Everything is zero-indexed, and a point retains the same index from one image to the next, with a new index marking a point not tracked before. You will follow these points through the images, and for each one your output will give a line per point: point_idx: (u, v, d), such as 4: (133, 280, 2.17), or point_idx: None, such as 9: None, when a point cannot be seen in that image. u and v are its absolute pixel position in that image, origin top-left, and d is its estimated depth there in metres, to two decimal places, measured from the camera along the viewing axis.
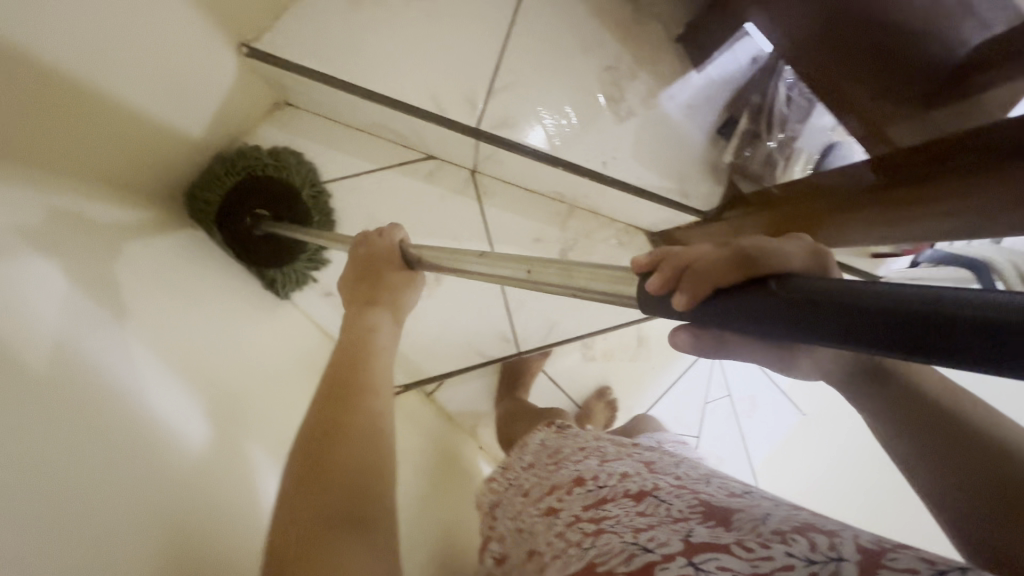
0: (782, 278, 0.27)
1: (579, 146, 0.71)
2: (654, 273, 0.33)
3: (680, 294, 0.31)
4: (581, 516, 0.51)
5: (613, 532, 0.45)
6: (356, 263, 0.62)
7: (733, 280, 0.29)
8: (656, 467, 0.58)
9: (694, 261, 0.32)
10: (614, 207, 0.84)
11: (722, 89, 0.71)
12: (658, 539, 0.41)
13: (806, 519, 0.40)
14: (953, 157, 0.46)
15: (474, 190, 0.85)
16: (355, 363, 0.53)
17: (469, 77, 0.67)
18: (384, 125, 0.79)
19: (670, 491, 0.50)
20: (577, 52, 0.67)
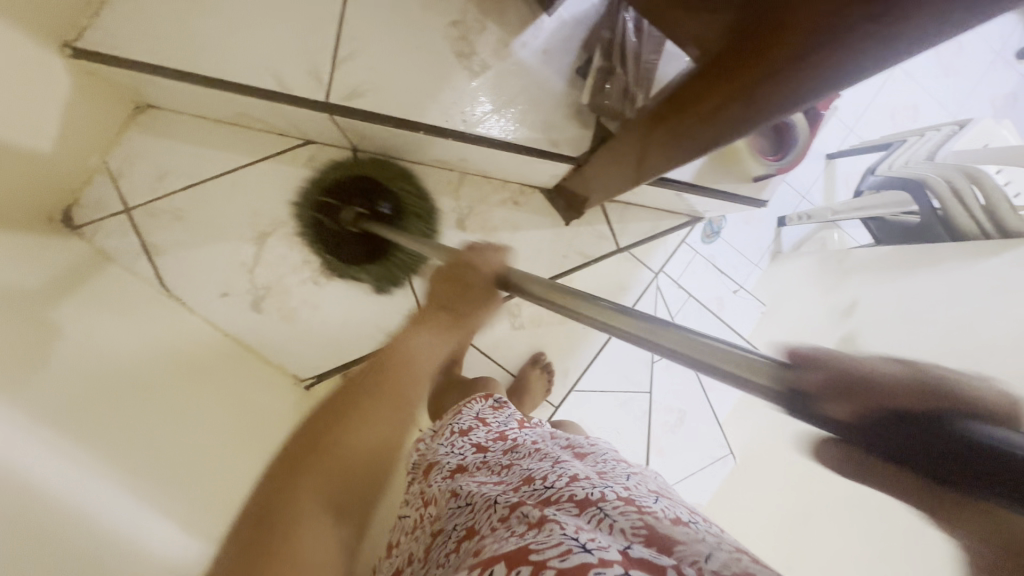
0: (968, 411, 0.20)
1: (436, 107, 0.68)
2: (812, 367, 0.24)
3: (834, 403, 0.23)
4: (526, 504, 0.48)
5: (557, 523, 0.42)
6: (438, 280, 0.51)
7: (898, 386, 0.21)
8: (605, 476, 0.55)
9: (854, 369, 0.22)
10: (501, 170, 0.82)
11: (575, 30, 0.69)
12: (598, 542, 0.39)
13: (742, 564, 0.39)
14: (760, 50, 0.39)
15: (358, 170, 0.84)
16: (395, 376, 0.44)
17: (311, 49, 0.65)
18: (249, 115, 0.77)
19: (617, 505, 0.47)
20: (417, 11, 0.66)
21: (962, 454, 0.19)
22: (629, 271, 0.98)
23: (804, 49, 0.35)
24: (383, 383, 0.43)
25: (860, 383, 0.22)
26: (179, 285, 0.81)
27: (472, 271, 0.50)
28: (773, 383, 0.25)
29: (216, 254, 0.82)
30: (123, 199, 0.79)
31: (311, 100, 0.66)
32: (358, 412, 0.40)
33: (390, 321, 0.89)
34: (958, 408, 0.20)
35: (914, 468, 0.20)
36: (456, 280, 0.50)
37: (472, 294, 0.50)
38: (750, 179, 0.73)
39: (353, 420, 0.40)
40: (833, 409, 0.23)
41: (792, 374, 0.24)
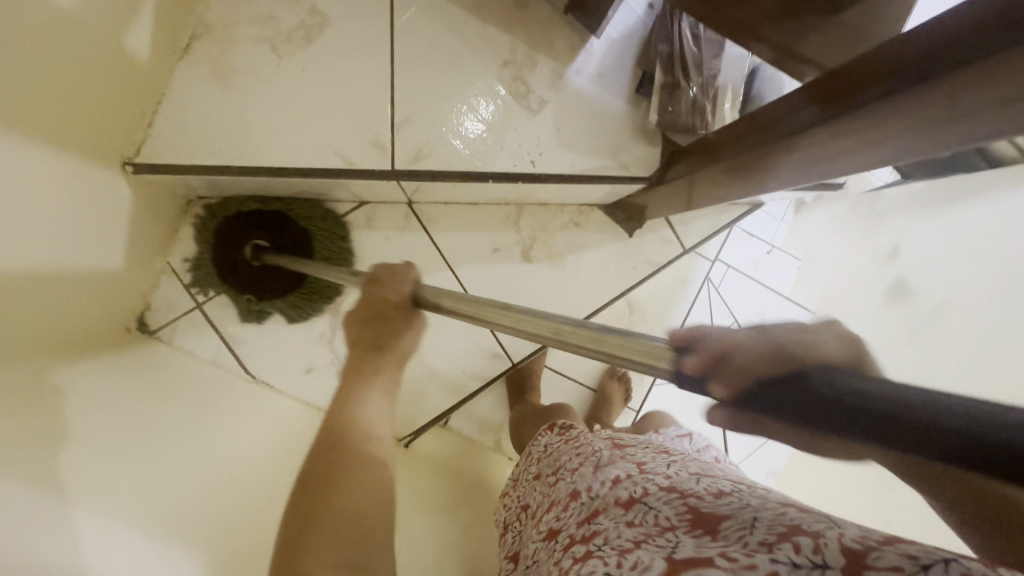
0: (824, 366, 0.23)
1: (503, 152, 0.66)
2: (711, 379, 0.27)
3: (715, 383, 0.26)
4: (575, 536, 0.46)
5: (599, 555, 0.39)
6: (359, 316, 0.49)
7: (767, 367, 0.25)
8: (647, 466, 0.51)
9: (726, 348, 0.27)
10: (560, 196, 0.81)
11: (626, 46, 0.67)
12: (641, 561, 0.36)
13: (794, 518, 0.35)
14: (892, 70, 0.38)
15: (417, 221, 0.83)
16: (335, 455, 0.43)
17: (371, 120, 0.64)
18: (306, 190, 0.76)
19: (660, 495, 0.44)
20: (469, 61, 0.65)
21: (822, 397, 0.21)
22: (689, 264, 0.96)
23: (973, 107, 0.35)
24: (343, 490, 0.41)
25: (728, 366, 0.26)
26: (263, 370, 0.81)
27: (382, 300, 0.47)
28: (667, 367, 0.29)
29: (294, 331, 0.82)
30: (193, 295, 0.78)
31: (379, 170, 0.65)
32: (335, 523, 0.39)
33: None
34: (811, 364, 0.24)
35: (782, 418, 0.23)
36: (372, 308, 0.48)
37: (395, 324, 0.48)
38: None
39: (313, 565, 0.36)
40: (714, 391, 0.26)
41: (680, 357, 0.28)
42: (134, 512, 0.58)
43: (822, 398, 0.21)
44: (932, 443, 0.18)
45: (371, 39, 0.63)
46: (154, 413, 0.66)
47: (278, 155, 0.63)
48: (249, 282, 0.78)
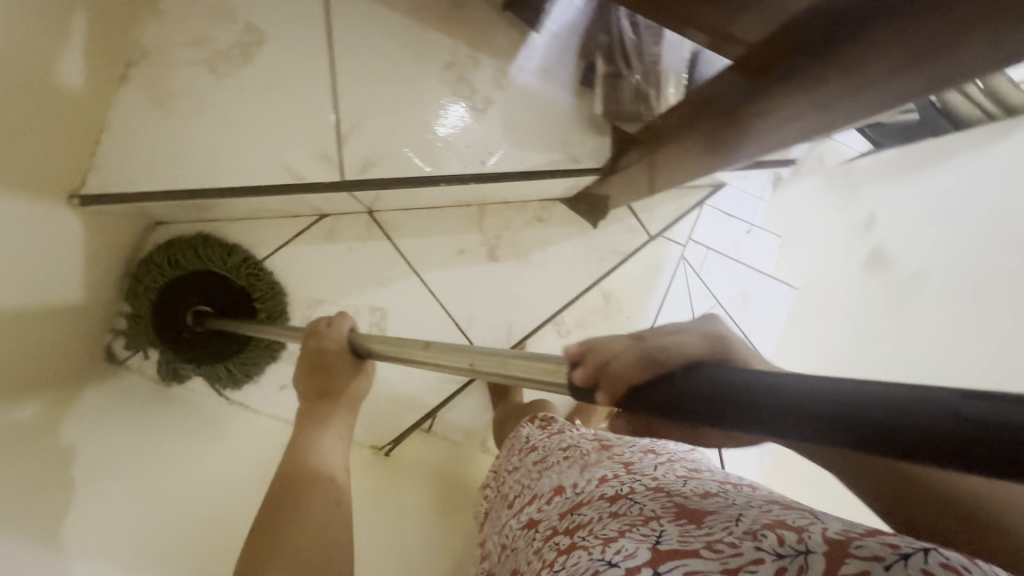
0: (691, 366, 0.27)
1: (454, 156, 0.67)
2: (598, 390, 0.32)
3: (601, 392, 0.32)
4: (558, 527, 0.47)
5: (583, 544, 0.41)
6: (308, 355, 0.59)
7: (641, 377, 0.30)
8: (634, 467, 0.53)
9: (608, 364, 0.32)
10: (520, 193, 0.81)
11: (567, 40, 0.67)
12: (625, 548, 0.38)
13: (778, 513, 0.36)
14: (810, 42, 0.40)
15: (380, 230, 0.83)
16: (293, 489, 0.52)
17: (316, 134, 0.63)
18: (263, 208, 0.75)
19: (647, 493, 0.46)
20: (411, 67, 0.64)
21: (717, 394, 0.24)
22: (660, 251, 0.96)
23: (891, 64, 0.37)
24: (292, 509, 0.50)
25: (605, 377, 0.32)
26: (236, 390, 0.80)
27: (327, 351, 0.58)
28: (565, 382, 0.35)
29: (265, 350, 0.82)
30: None
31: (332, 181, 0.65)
32: (290, 550, 0.47)
33: None
34: (678, 367, 0.28)
35: (672, 418, 0.26)
36: (318, 352, 0.58)
37: (336, 367, 0.58)
38: None
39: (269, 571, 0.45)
40: (599, 398, 0.32)
41: (571, 373, 0.34)
42: (119, 535, 0.62)
43: (691, 399, 0.25)
44: (861, 431, 0.19)
45: (309, 52, 0.62)
46: (120, 440, 0.67)
47: (228, 175, 0.64)
48: (192, 342, 0.77)
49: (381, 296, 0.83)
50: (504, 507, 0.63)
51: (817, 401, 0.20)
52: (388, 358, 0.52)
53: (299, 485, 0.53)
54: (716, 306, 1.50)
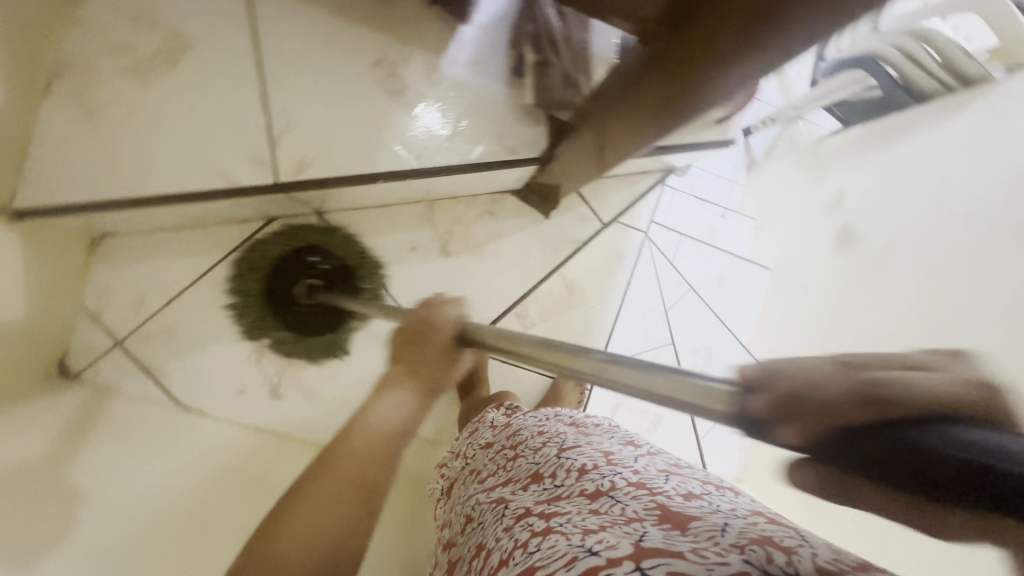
0: (927, 417, 0.20)
1: (389, 153, 0.67)
2: (783, 424, 0.24)
3: (787, 427, 0.24)
4: (532, 509, 0.47)
5: (562, 532, 0.42)
6: (403, 334, 0.52)
7: (852, 412, 0.22)
8: (613, 457, 0.54)
9: (803, 383, 0.24)
10: (466, 187, 0.82)
11: (497, 31, 0.66)
12: (607, 542, 0.38)
13: (762, 532, 0.38)
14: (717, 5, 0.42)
15: (330, 232, 0.83)
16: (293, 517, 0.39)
17: (250, 138, 0.64)
18: (208, 215, 0.75)
19: (628, 491, 0.47)
20: (340, 66, 0.64)
21: (907, 448, 0.19)
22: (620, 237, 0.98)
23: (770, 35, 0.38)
24: (331, 482, 0.41)
25: (803, 404, 0.23)
26: (193, 398, 0.80)
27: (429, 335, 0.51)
28: (735, 406, 0.27)
29: (219, 357, 0.82)
30: (112, 334, 0.78)
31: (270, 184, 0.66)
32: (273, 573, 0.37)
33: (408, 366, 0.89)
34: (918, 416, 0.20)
35: (842, 459, 0.21)
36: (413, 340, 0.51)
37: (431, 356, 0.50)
38: (715, 124, 0.72)
39: (288, 545, 0.38)
40: (787, 434, 0.24)
41: (746, 398, 0.26)
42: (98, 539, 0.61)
43: (887, 446, 0.20)
44: (996, 486, 0.18)
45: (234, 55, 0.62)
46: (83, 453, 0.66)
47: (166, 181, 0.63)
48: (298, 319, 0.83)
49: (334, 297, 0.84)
50: (471, 479, 0.63)
51: (905, 442, 0.19)
52: (498, 352, 0.47)
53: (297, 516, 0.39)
54: (689, 293, 1.49)
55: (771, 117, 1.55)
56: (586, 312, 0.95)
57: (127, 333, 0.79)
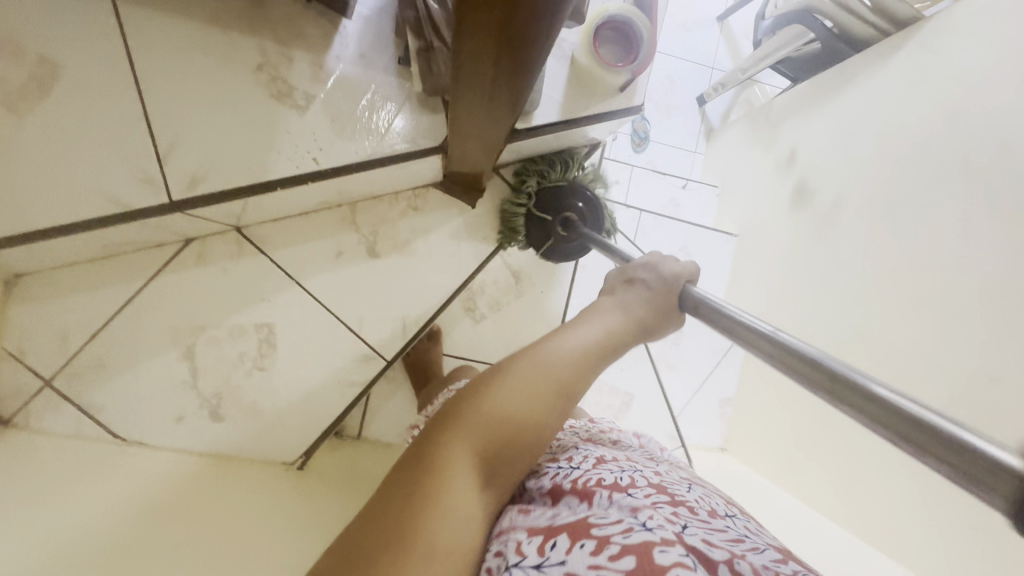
0: None
1: (281, 158, 0.67)
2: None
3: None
4: (564, 486, 0.46)
5: (610, 502, 0.42)
6: (624, 275, 0.62)
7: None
8: (635, 460, 0.53)
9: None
10: (383, 185, 0.82)
11: (380, 20, 0.68)
12: (656, 519, 0.39)
13: (783, 560, 0.38)
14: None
15: (251, 246, 0.82)
16: (549, 357, 0.47)
17: (139, 157, 0.62)
18: (119, 242, 0.74)
19: (648, 490, 0.44)
20: (220, 73, 0.63)
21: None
22: None
23: None
24: (547, 352, 0.47)
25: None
26: (131, 429, 0.79)
27: (648, 280, 0.60)
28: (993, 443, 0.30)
29: (154, 384, 0.80)
30: (39, 374, 0.76)
31: (157, 205, 0.65)
32: (523, 389, 0.44)
33: (348, 372, 0.89)
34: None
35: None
36: (633, 280, 0.61)
37: (657, 295, 0.59)
38: (617, 91, 0.70)
39: (511, 379, 0.45)
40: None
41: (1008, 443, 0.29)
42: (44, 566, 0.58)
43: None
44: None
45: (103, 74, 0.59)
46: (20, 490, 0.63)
47: (63, 212, 0.62)
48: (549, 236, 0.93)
49: (265, 310, 0.83)
50: None
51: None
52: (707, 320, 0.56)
53: (552, 358, 0.47)
54: None
55: (722, 83, 1.86)
56: (536, 296, 1.03)
57: (56, 371, 0.77)
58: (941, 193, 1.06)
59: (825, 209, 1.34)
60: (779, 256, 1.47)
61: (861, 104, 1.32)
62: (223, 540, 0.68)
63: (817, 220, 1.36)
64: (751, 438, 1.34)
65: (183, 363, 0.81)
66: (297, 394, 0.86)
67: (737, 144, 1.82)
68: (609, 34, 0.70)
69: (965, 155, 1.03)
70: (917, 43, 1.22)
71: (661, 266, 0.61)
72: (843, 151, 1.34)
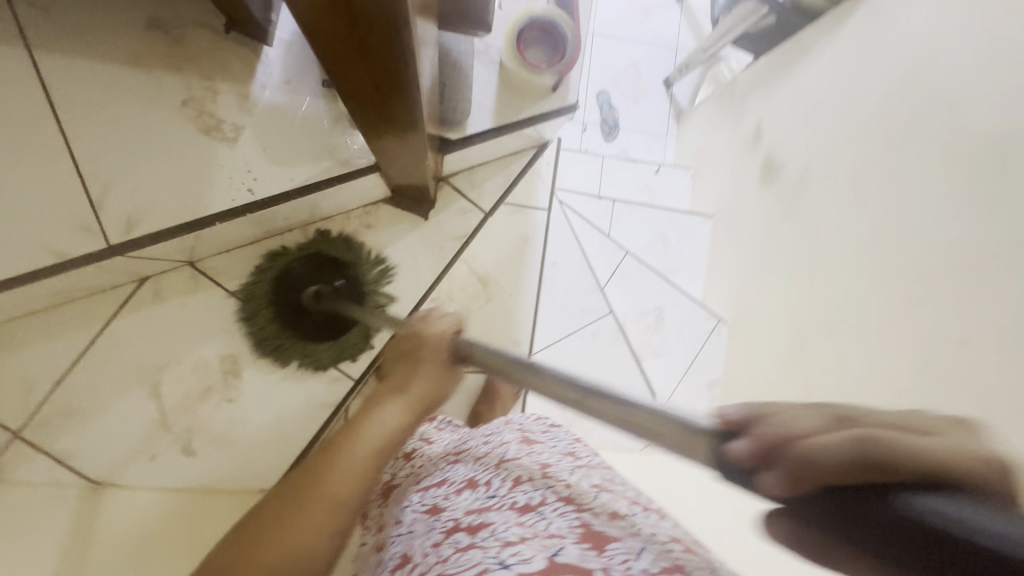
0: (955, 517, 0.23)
1: (216, 190, 0.67)
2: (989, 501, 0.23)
3: (769, 474, 0.28)
4: (461, 521, 0.47)
5: (481, 546, 0.43)
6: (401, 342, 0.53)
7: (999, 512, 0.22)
8: (550, 469, 0.52)
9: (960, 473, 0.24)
10: (331, 206, 0.82)
11: (299, 46, 0.69)
12: (521, 554, 0.40)
13: (677, 556, 0.41)
14: None
15: (206, 279, 0.83)
16: (307, 490, 0.42)
17: (70, 203, 0.62)
18: (70, 289, 0.73)
19: (557, 505, 0.46)
20: (146, 111, 0.63)
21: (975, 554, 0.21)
22: (525, 220, 1.02)
23: None
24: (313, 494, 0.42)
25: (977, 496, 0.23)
26: (104, 471, 0.79)
27: (420, 354, 0.50)
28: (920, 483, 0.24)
29: (124, 425, 0.80)
30: (8, 425, 0.74)
31: (93, 253, 0.63)
32: (283, 537, 0.40)
33: (318, 394, 0.89)
34: (907, 484, 0.24)
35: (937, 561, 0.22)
36: (406, 350, 0.52)
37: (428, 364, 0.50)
38: (549, 92, 0.70)
39: (272, 533, 0.40)
40: (769, 483, 0.28)
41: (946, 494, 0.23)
42: None
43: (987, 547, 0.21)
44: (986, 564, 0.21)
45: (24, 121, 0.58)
46: None
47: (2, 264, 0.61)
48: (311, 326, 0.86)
49: (225, 343, 0.84)
50: (411, 478, 0.62)
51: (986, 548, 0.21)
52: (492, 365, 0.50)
53: (308, 491, 0.42)
54: (626, 257, 1.47)
55: (687, 64, 1.86)
56: (506, 300, 1.01)
57: (26, 420, 0.76)
58: (898, 160, 1.06)
59: (793, 183, 1.34)
60: (752, 232, 1.48)
61: (817, 76, 1.33)
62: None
63: (785, 195, 1.36)
64: None
65: (150, 401, 0.81)
66: (268, 421, 0.87)
67: (705, 124, 1.82)
68: (535, 35, 0.69)
69: (920, 118, 1.03)
70: (863, 11, 1.22)
71: (427, 328, 0.53)
72: (805, 125, 1.34)
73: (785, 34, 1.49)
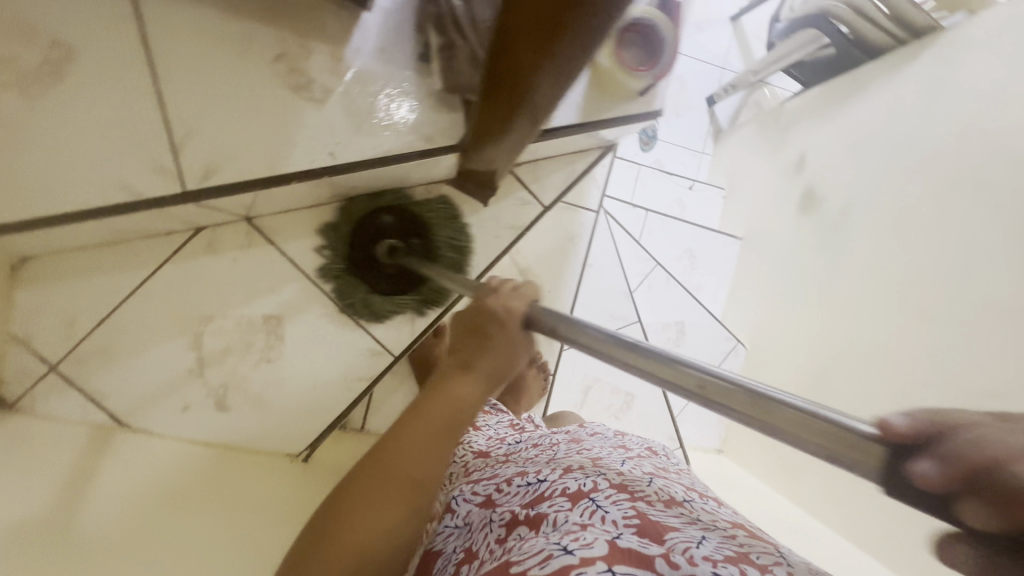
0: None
1: (299, 150, 0.69)
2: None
3: (924, 460, 0.28)
4: (520, 515, 0.47)
5: (543, 531, 0.43)
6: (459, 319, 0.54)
7: None
8: (600, 461, 0.55)
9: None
10: (399, 179, 0.83)
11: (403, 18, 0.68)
12: (581, 539, 0.40)
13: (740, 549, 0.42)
14: None
15: (261, 238, 0.83)
16: (378, 475, 0.45)
17: (149, 146, 0.61)
18: (127, 230, 0.72)
19: (609, 493, 0.47)
20: (240, 60, 0.60)
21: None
22: (571, 219, 1.03)
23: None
24: (386, 478, 0.45)
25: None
26: (138, 418, 0.78)
27: (490, 329, 0.52)
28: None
29: (161, 374, 0.80)
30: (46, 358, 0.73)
31: (174, 194, 0.66)
32: (359, 516, 0.44)
33: (353, 365, 0.91)
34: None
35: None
36: (468, 329, 0.53)
37: (498, 339, 0.51)
38: (636, 95, 0.71)
39: (350, 510, 0.44)
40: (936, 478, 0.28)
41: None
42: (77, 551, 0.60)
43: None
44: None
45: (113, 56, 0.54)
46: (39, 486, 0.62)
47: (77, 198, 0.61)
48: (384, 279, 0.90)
49: (272, 303, 0.84)
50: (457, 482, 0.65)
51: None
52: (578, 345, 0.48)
53: (379, 474, 0.45)
54: (655, 268, 1.47)
55: (734, 84, 1.85)
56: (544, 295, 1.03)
57: (64, 357, 0.75)
58: (949, 208, 1.06)
59: (833, 216, 1.34)
60: (780, 258, 1.49)
61: (872, 114, 1.33)
62: (233, 535, 0.70)
63: (821, 226, 1.37)
64: (749, 440, 1.36)
65: (189, 353, 0.81)
66: (304, 386, 0.88)
67: (744, 146, 1.83)
68: (631, 37, 0.68)
69: (977, 171, 1.03)
70: (932, 55, 1.22)
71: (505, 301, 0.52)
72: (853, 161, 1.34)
73: (841, 67, 1.50)
